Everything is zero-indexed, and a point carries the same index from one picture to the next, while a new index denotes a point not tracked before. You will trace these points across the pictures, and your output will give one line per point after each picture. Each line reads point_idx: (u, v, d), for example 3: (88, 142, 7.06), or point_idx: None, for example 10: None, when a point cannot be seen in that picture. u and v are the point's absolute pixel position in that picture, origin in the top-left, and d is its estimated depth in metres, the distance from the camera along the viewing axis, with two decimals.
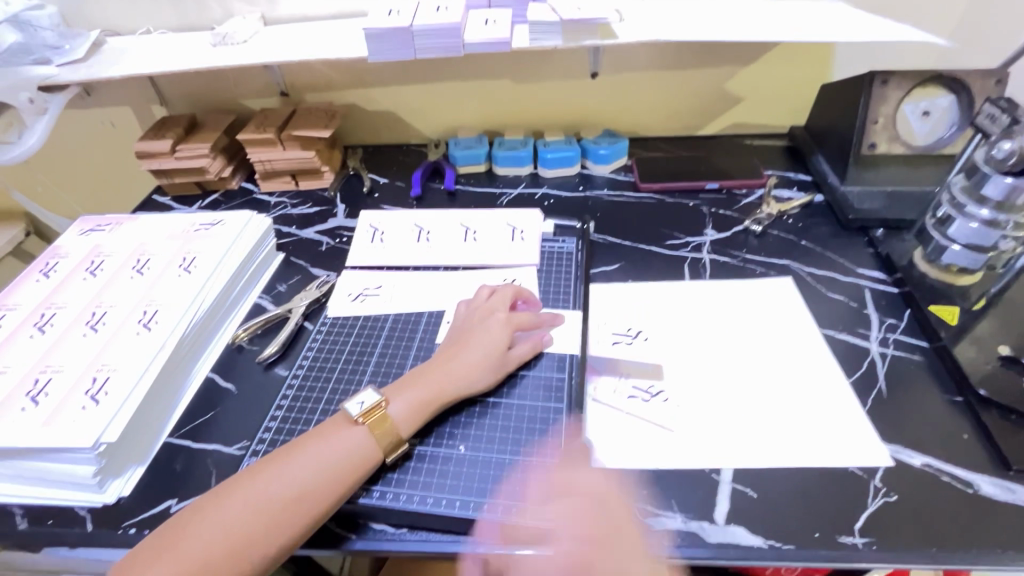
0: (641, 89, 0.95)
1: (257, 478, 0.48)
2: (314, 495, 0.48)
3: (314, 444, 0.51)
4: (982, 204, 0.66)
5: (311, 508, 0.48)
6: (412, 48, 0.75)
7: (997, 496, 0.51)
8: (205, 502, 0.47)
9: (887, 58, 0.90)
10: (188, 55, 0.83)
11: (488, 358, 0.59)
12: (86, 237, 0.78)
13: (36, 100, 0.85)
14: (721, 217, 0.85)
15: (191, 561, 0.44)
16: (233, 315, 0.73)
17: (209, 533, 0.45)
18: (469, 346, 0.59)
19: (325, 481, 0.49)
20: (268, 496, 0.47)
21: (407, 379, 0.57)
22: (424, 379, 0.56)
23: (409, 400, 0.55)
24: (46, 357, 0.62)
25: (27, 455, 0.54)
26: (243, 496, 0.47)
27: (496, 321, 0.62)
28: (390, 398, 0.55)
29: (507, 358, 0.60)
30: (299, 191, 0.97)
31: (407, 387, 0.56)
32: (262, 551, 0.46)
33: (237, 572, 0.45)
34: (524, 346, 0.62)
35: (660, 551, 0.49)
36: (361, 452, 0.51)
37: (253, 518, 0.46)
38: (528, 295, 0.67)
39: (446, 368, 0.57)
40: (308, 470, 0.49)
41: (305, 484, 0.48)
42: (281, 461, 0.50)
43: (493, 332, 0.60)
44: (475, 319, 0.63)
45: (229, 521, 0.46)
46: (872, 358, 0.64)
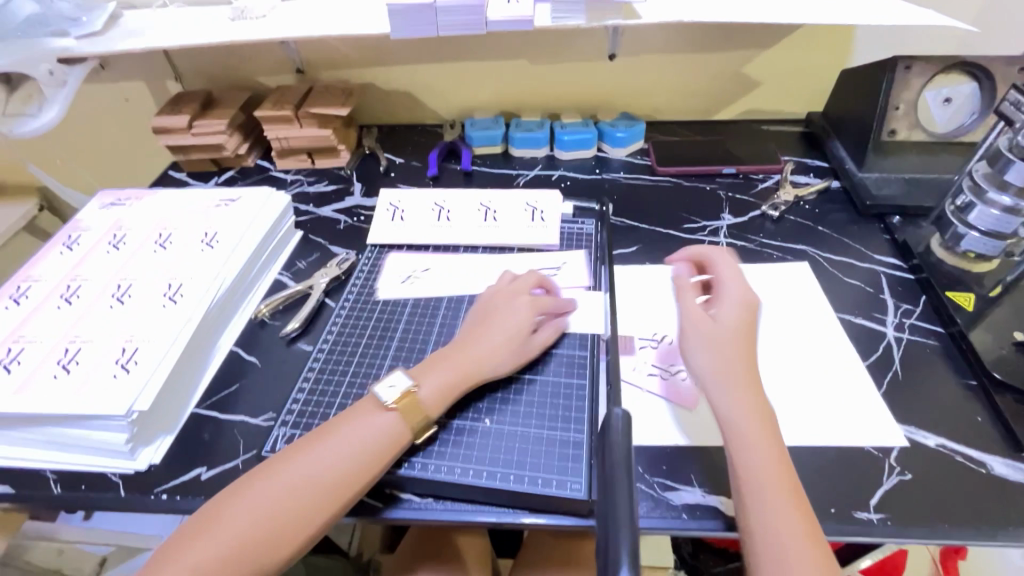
0: (660, 72, 0.95)
1: (294, 459, 0.50)
2: (350, 474, 0.49)
3: (346, 425, 0.52)
4: (1004, 190, 0.66)
5: (347, 486, 0.49)
6: (435, 25, 0.75)
7: (1008, 476, 0.52)
8: (242, 482, 0.49)
9: (909, 43, 0.89)
10: (207, 29, 0.83)
11: (510, 339, 0.59)
12: (107, 211, 0.79)
13: (56, 73, 0.84)
14: (738, 202, 0.85)
15: (233, 538, 0.45)
16: (255, 290, 0.74)
17: (250, 511, 0.47)
18: (492, 327, 0.60)
19: (359, 460, 0.50)
20: (305, 475, 0.49)
21: (431, 359, 0.58)
22: (445, 359, 0.57)
23: (435, 378, 0.55)
24: (74, 328, 0.63)
25: (61, 422, 0.55)
26: (280, 475, 0.49)
27: (520, 302, 0.62)
28: (416, 376, 0.56)
29: (531, 340, 0.60)
30: (315, 169, 0.97)
31: (432, 367, 0.56)
32: (302, 528, 0.47)
33: (279, 548, 0.46)
34: (547, 330, 0.62)
35: (680, 523, 0.50)
36: (393, 432, 0.52)
37: (291, 496, 0.47)
38: (550, 283, 0.67)
39: (470, 348, 0.58)
40: (343, 450, 0.50)
41: (340, 463, 0.49)
42: (314, 441, 0.51)
43: (512, 314, 0.61)
44: (498, 301, 0.63)
45: (269, 500, 0.47)
46: (888, 342, 0.65)
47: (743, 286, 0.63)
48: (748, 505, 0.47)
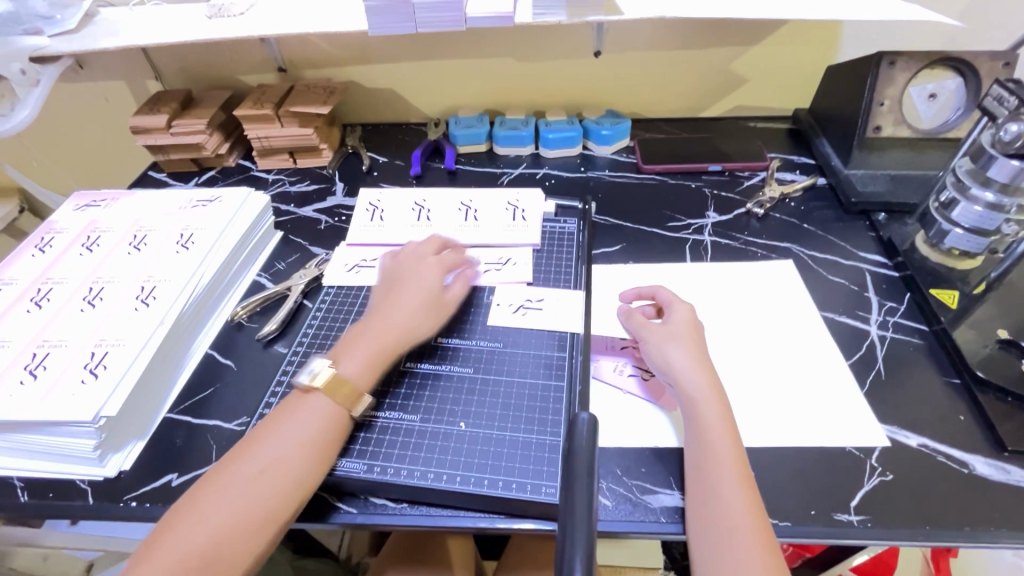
0: (645, 69, 0.94)
1: (237, 462, 0.49)
2: (299, 467, 0.49)
3: (287, 421, 0.51)
4: (987, 186, 0.65)
5: (299, 480, 0.48)
6: (413, 22, 0.74)
7: (991, 476, 0.52)
8: (191, 494, 0.47)
9: (894, 39, 0.89)
10: (183, 27, 0.81)
11: (424, 299, 0.61)
12: (82, 213, 0.77)
13: (28, 72, 0.82)
14: (723, 200, 0.84)
15: (189, 550, 0.44)
16: (232, 292, 0.73)
17: (201, 521, 0.45)
18: (403, 293, 0.61)
19: (307, 452, 0.49)
20: (252, 477, 0.47)
21: (353, 338, 0.58)
22: (367, 334, 0.57)
23: (359, 355, 0.55)
24: (44, 332, 0.61)
25: (27, 429, 0.54)
26: (227, 481, 0.47)
27: (428, 268, 0.64)
28: (340, 359, 0.55)
29: (444, 298, 0.62)
30: (297, 169, 0.96)
31: (354, 345, 0.56)
32: (260, 529, 0.46)
33: (240, 555, 0.45)
34: (456, 287, 0.64)
35: (658, 527, 0.49)
36: (332, 417, 0.52)
37: (240, 498, 0.46)
38: (450, 243, 0.69)
39: (384, 318, 0.59)
40: (287, 445, 0.49)
41: (288, 458, 0.49)
42: (257, 443, 0.50)
43: (422, 276, 0.62)
44: (406, 266, 0.64)
45: (218, 506, 0.46)
46: (871, 341, 0.64)
47: (688, 308, 0.61)
48: (704, 498, 0.47)
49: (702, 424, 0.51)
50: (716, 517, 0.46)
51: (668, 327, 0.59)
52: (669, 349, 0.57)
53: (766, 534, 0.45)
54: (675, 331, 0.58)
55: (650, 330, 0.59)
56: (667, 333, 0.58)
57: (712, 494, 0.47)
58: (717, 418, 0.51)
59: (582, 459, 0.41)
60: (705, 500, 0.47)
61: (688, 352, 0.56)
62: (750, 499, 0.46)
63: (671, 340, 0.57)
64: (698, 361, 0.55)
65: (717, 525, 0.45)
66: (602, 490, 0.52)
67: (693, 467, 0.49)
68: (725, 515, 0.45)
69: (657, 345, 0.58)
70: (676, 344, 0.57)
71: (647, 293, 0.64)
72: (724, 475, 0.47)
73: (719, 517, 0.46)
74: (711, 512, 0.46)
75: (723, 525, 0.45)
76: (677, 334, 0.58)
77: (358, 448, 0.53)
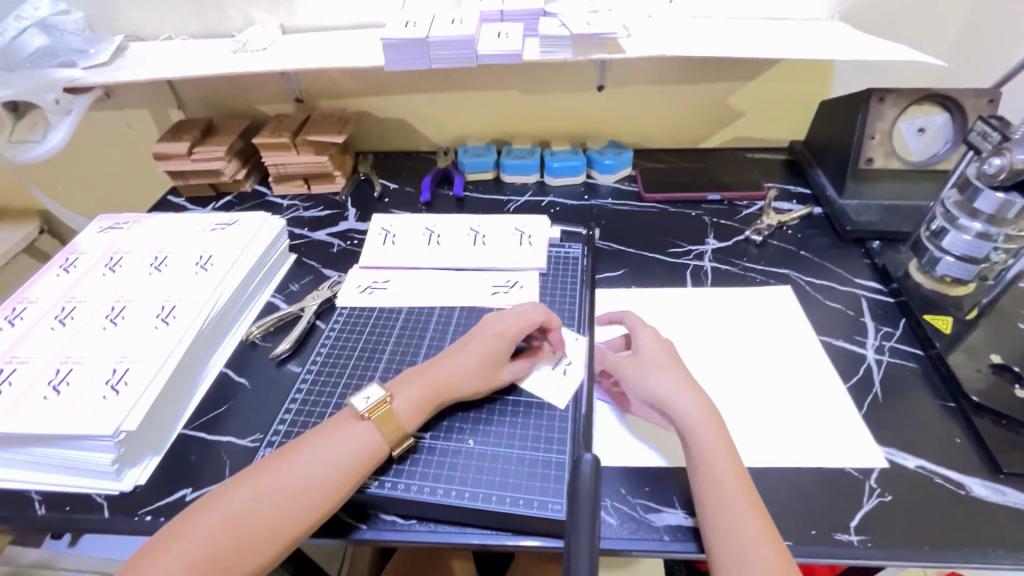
0: (646, 103, 0.98)
1: (264, 473, 0.50)
2: (322, 488, 0.50)
3: (321, 441, 0.52)
4: (974, 217, 0.68)
5: (317, 502, 0.49)
6: (427, 58, 0.78)
7: (987, 497, 0.53)
8: (214, 496, 0.49)
9: (883, 76, 0.93)
10: (209, 61, 0.86)
11: (489, 364, 0.59)
12: (105, 235, 0.81)
13: (62, 101, 0.87)
14: (722, 227, 0.87)
15: (200, 553, 0.45)
16: (246, 313, 0.75)
17: (217, 523, 0.46)
18: (471, 347, 0.60)
19: (333, 478, 0.50)
20: (275, 489, 0.49)
21: (410, 376, 0.58)
22: (426, 377, 0.58)
23: (413, 394, 0.56)
24: (67, 348, 0.63)
25: (49, 442, 0.56)
26: (250, 489, 0.49)
27: (502, 326, 0.62)
28: (395, 392, 0.56)
29: (507, 369, 0.60)
30: (311, 194, 0.99)
31: (411, 382, 0.57)
32: (270, 542, 0.47)
33: (249, 560, 0.46)
34: (523, 365, 0.61)
35: (662, 545, 0.50)
36: (367, 447, 0.53)
37: (261, 509, 0.48)
38: (556, 324, 0.64)
39: (444, 365, 0.59)
40: (316, 466, 0.50)
41: (314, 478, 0.50)
42: (287, 457, 0.51)
43: (504, 338, 0.61)
44: (485, 323, 0.63)
45: (236, 514, 0.47)
46: (868, 365, 0.66)
47: (649, 331, 0.64)
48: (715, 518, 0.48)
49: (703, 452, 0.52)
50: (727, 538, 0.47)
51: (639, 357, 0.61)
52: (651, 375, 0.58)
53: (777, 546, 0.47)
54: (645, 362, 0.60)
55: (624, 363, 0.61)
56: (640, 363, 0.60)
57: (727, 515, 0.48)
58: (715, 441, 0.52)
59: (587, 495, 0.42)
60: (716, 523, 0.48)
61: (675, 377, 0.57)
62: (772, 548, 0.46)
63: (646, 369, 0.59)
64: (684, 386, 0.57)
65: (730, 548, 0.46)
66: (606, 508, 0.53)
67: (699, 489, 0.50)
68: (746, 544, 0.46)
69: (630, 374, 0.59)
70: (658, 371, 0.58)
71: (616, 318, 0.69)
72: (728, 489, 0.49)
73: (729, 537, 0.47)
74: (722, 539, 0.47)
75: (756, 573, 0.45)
76: (654, 362, 0.59)
77: None
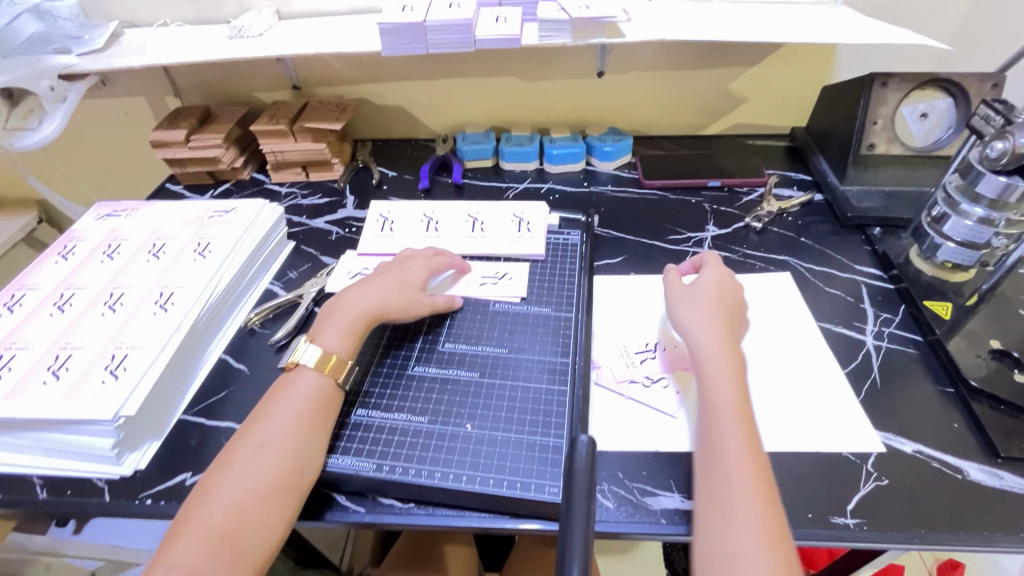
0: (646, 88, 0.97)
1: (240, 449, 0.51)
2: (300, 435, 0.52)
3: (278, 403, 0.55)
4: (976, 202, 0.67)
5: (302, 452, 0.52)
6: (425, 43, 0.77)
7: (984, 481, 0.53)
8: (202, 488, 0.49)
9: (887, 61, 0.92)
10: (205, 47, 0.85)
11: (402, 291, 0.66)
12: (103, 222, 0.80)
13: (57, 88, 0.86)
14: (722, 214, 0.87)
15: (212, 534, 0.46)
16: (245, 300, 0.75)
17: (218, 504, 0.47)
18: (383, 278, 0.67)
19: (304, 426, 0.53)
20: (257, 456, 0.50)
21: (330, 315, 0.63)
22: (345, 311, 0.63)
23: (338, 327, 0.61)
24: (66, 335, 0.64)
25: (49, 427, 0.56)
26: (234, 467, 0.50)
27: (412, 262, 0.69)
28: (320, 336, 0.60)
29: (420, 295, 0.67)
30: (309, 182, 0.99)
31: (333, 321, 0.62)
32: (278, 500, 0.49)
33: (260, 522, 0.47)
34: (437, 294, 0.68)
35: (658, 528, 0.51)
36: (319, 389, 0.56)
37: (252, 475, 0.49)
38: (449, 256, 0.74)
39: (361, 295, 0.64)
40: (284, 423, 0.53)
41: (287, 432, 0.52)
42: (252, 430, 0.53)
43: (410, 271, 0.68)
44: (394, 262, 0.70)
45: (231, 489, 0.48)
46: (867, 351, 0.66)
47: (720, 271, 0.65)
48: (706, 478, 0.49)
49: (711, 406, 0.53)
50: (716, 461, 0.49)
51: (690, 291, 0.63)
52: (684, 309, 0.61)
53: (771, 511, 0.45)
54: (695, 296, 0.62)
55: (674, 294, 0.64)
56: (689, 297, 0.63)
57: (717, 477, 0.48)
58: (728, 391, 0.53)
59: (583, 479, 0.42)
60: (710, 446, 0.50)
61: (703, 313, 0.60)
62: (768, 513, 0.45)
63: (688, 302, 0.62)
64: (718, 329, 0.58)
65: (714, 514, 0.46)
66: (602, 492, 0.53)
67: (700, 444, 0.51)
68: (732, 478, 0.47)
69: (676, 309, 0.63)
70: (692, 306, 0.61)
71: (697, 262, 0.69)
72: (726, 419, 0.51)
73: (721, 460, 0.49)
74: (714, 461, 0.49)
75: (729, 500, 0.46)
76: (698, 297, 0.62)
77: (358, 446, 0.56)
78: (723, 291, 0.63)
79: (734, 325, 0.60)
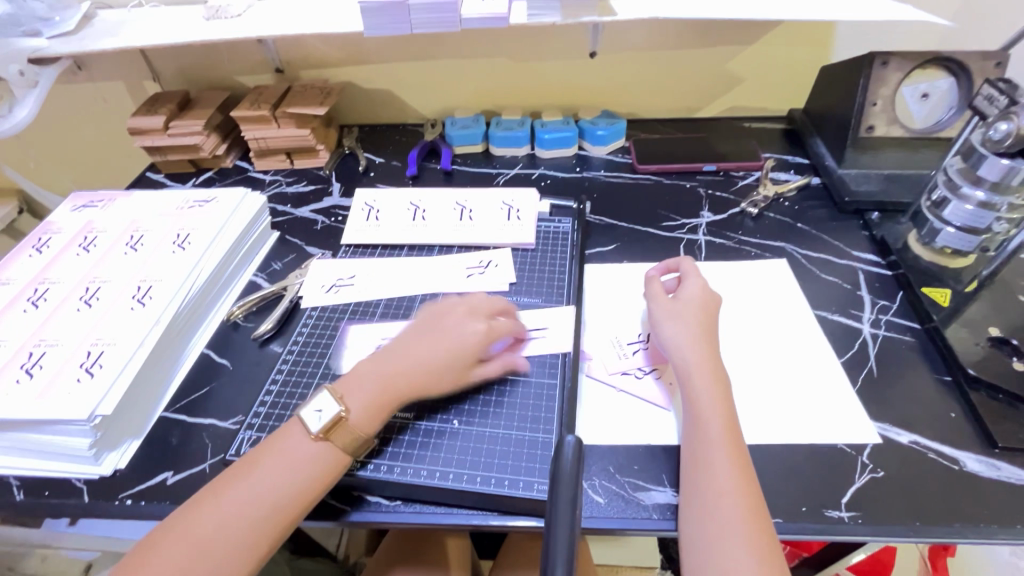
0: (640, 69, 0.94)
1: (233, 487, 0.48)
2: (290, 495, 0.48)
3: (270, 459, 0.50)
4: (978, 185, 0.66)
5: (275, 523, 0.47)
6: (408, 23, 0.74)
7: (980, 472, 0.52)
8: (169, 524, 0.47)
9: (888, 39, 0.89)
10: (179, 28, 0.82)
11: (449, 364, 0.56)
12: (79, 213, 0.78)
13: (27, 73, 0.83)
14: (717, 199, 0.85)
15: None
16: (227, 293, 0.73)
17: (179, 551, 0.45)
18: (433, 344, 0.56)
19: (286, 497, 0.48)
20: (228, 515, 0.47)
21: (360, 373, 0.55)
22: (381, 377, 0.54)
23: (364, 397, 0.53)
24: (40, 331, 0.62)
25: (24, 428, 0.54)
26: (201, 517, 0.46)
27: (468, 324, 0.58)
28: (346, 399, 0.53)
29: (469, 369, 0.56)
30: (294, 169, 0.96)
31: (363, 384, 0.54)
32: (235, 565, 0.46)
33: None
34: (493, 365, 0.58)
35: (650, 523, 0.50)
36: (317, 462, 0.50)
37: (219, 533, 0.46)
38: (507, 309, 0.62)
39: (401, 366, 0.55)
40: (268, 486, 0.48)
41: (279, 489, 0.48)
42: (235, 479, 0.49)
43: (461, 336, 0.57)
44: (445, 318, 0.59)
45: (194, 534, 0.46)
46: (864, 339, 0.64)
47: (701, 282, 0.63)
48: (689, 497, 0.48)
49: (697, 418, 0.51)
50: (703, 477, 0.48)
51: (676, 304, 0.60)
52: (667, 324, 0.59)
53: (759, 527, 0.45)
54: (680, 310, 0.60)
55: (659, 306, 0.61)
56: (674, 309, 0.60)
57: (705, 499, 0.47)
58: (713, 398, 0.52)
59: (568, 484, 0.40)
60: (697, 462, 0.49)
61: (688, 328, 0.58)
62: (756, 531, 0.44)
63: (672, 318, 0.59)
64: (700, 337, 0.57)
65: (701, 538, 0.45)
66: (593, 486, 0.52)
67: (687, 459, 0.50)
68: (720, 493, 0.46)
69: (660, 318, 0.60)
70: (677, 322, 0.58)
71: (673, 265, 0.67)
72: (711, 435, 0.50)
73: (708, 479, 0.48)
74: (701, 478, 0.48)
75: (718, 517, 0.45)
76: (685, 310, 0.59)
77: None
78: (704, 293, 0.61)
79: (714, 332, 0.59)
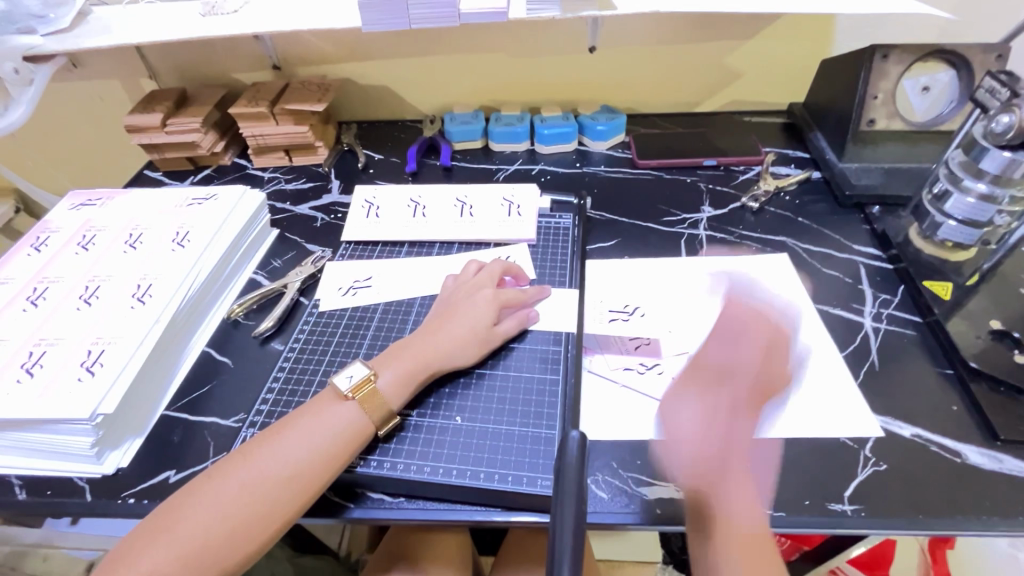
0: (640, 64, 0.94)
1: (262, 450, 0.49)
2: (317, 463, 0.48)
3: (300, 424, 0.50)
4: (979, 177, 0.66)
5: (304, 487, 0.47)
6: (407, 17, 0.74)
7: (983, 465, 0.52)
8: (199, 482, 0.47)
9: (889, 32, 0.89)
10: (176, 25, 0.81)
11: (473, 333, 0.59)
12: (77, 212, 0.77)
13: (22, 71, 0.83)
14: (717, 194, 0.84)
15: (189, 540, 0.44)
16: (227, 291, 0.72)
17: (207, 509, 0.45)
18: (455, 318, 0.59)
19: (318, 460, 0.48)
20: (259, 475, 0.47)
21: (392, 350, 0.57)
22: (409, 350, 0.56)
23: (397, 370, 0.55)
24: (40, 330, 0.61)
25: (27, 427, 0.54)
26: (232, 476, 0.47)
27: (482, 296, 0.62)
28: (379, 368, 0.55)
29: (493, 333, 0.60)
30: (293, 167, 0.95)
31: (394, 358, 0.56)
32: (260, 527, 0.46)
33: (242, 541, 0.45)
34: (510, 321, 0.62)
35: (652, 518, 0.50)
36: (350, 428, 0.51)
37: (247, 493, 0.46)
38: (517, 271, 0.68)
39: (428, 341, 0.57)
40: (296, 449, 0.49)
41: (307, 455, 0.48)
42: (264, 443, 0.49)
43: (477, 310, 0.60)
44: (461, 294, 0.63)
45: (224, 496, 0.46)
46: (865, 333, 0.64)
47: None
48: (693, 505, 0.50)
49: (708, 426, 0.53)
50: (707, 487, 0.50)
51: None
52: None
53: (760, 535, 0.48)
54: None
55: None
56: None
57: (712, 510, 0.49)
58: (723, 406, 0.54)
59: (572, 478, 0.40)
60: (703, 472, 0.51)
61: None
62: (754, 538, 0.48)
63: None
64: None
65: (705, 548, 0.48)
66: (597, 482, 0.52)
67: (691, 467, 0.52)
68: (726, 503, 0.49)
69: None
70: None
71: None
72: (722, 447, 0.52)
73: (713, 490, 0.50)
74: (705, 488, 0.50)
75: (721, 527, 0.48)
76: None
77: None
78: None
79: None
